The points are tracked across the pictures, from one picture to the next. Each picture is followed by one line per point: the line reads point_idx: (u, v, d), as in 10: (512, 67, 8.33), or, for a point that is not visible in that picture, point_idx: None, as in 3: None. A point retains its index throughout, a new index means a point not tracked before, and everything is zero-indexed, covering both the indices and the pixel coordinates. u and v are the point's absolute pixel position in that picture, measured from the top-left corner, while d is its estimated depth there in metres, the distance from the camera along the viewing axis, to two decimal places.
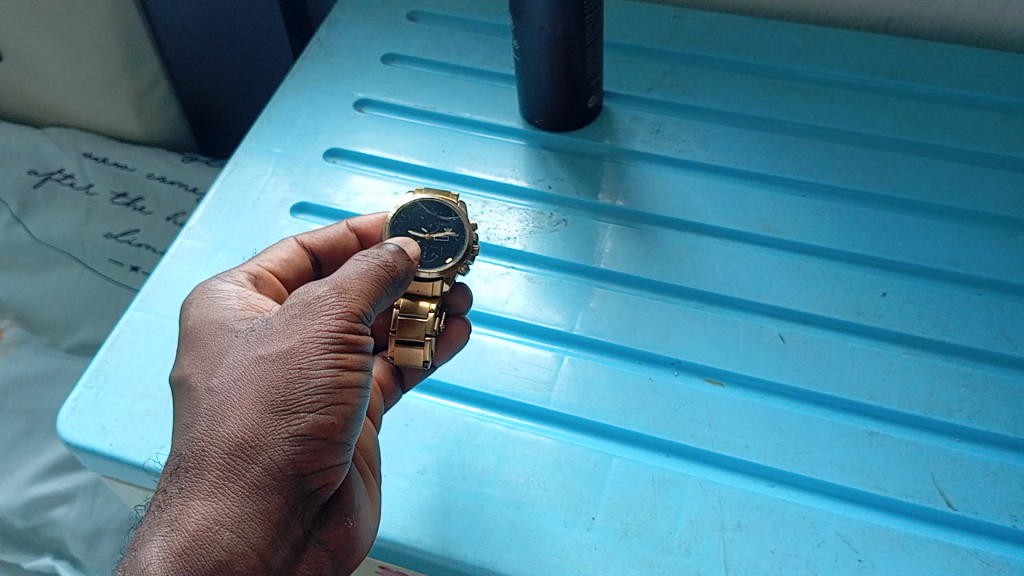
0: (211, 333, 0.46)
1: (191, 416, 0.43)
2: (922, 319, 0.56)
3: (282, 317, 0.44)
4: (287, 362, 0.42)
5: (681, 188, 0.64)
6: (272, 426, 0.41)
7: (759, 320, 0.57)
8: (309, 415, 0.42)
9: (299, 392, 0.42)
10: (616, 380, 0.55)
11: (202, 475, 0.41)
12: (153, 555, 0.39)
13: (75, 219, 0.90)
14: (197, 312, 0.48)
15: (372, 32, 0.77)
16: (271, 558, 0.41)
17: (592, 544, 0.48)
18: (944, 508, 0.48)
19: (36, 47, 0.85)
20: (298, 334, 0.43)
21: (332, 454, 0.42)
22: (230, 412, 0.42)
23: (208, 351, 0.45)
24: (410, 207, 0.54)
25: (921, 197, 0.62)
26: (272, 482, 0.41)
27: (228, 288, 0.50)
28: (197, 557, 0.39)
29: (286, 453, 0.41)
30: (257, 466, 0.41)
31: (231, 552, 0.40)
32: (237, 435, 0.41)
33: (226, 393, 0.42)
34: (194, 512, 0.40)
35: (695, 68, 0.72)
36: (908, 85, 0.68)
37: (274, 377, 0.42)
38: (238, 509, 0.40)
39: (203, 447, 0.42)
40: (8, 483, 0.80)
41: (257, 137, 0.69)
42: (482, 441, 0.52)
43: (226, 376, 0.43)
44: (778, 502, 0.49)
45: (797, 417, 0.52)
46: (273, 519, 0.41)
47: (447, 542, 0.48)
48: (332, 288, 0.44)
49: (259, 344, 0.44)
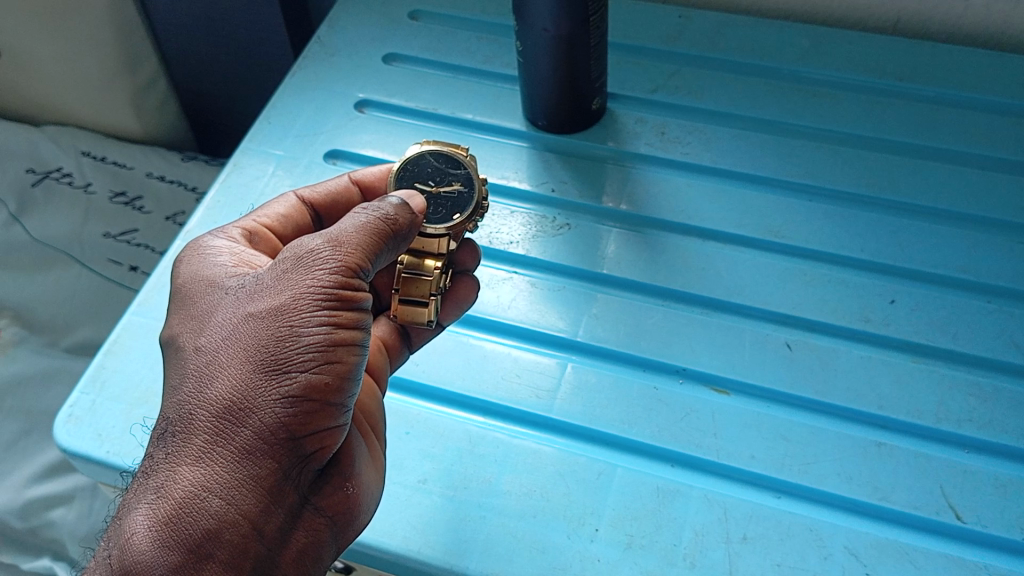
0: (202, 291, 0.45)
1: (178, 377, 0.42)
2: (930, 326, 0.55)
3: (274, 271, 0.43)
4: (279, 319, 0.41)
5: (686, 192, 0.63)
6: (262, 386, 0.40)
7: (765, 327, 0.56)
8: (301, 374, 0.40)
9: (290, 350, 0.41)
10: (620, 388, 0.54)
11: (189, 439, 0.40)
12: (139, 524, 0.38)
13: (74, 218, 0.90)
14: (188, 270, 0.47)
15: (374, 31, 0.76)
16: (265, 525, 0.40)
17: (596, 556, 0.47)
18: (953, 521, 0.48)
19: (34, 46, 0.84)
20: (290, 290, 0.42)
21: (326, 415, 0.41)
22: (218, 372, 0.41)
23: (198, 310, 0.44)
24: (416, 159, 0.54)
25: (930, 202, 0.61)
26: (263, 446, 0.40)
27: (220, 244, 0.49)
28: (184, 525, 0.38)
29: (277, 414, 0.40)
30: (247, 430, 0.40)
31: (220, 521, 0.39)
32: (225, 397, 0.40)
33: (214, 353, 0.41)
34: (181, 479, 0.39)
35: (700, 70, 0.71)
36: (916, 87, 0.67)
37: (265, 334, 0.41)
38: (227, 475, 0.39)
39: (190, 409, 0.40)
40: (7, 484, 0.79)
41: (256, 138, 0.68)
42: (484, 450, 0.52)
43: (214, 335, 0.42)
44: (784, 513, 0.48)
45: (804, 426, 0.52)
46: (265, 485, 0.40)
47: (448, 553, 0.47)
48: (327, 241, 0.43)
49: (249, 301, 0.43)
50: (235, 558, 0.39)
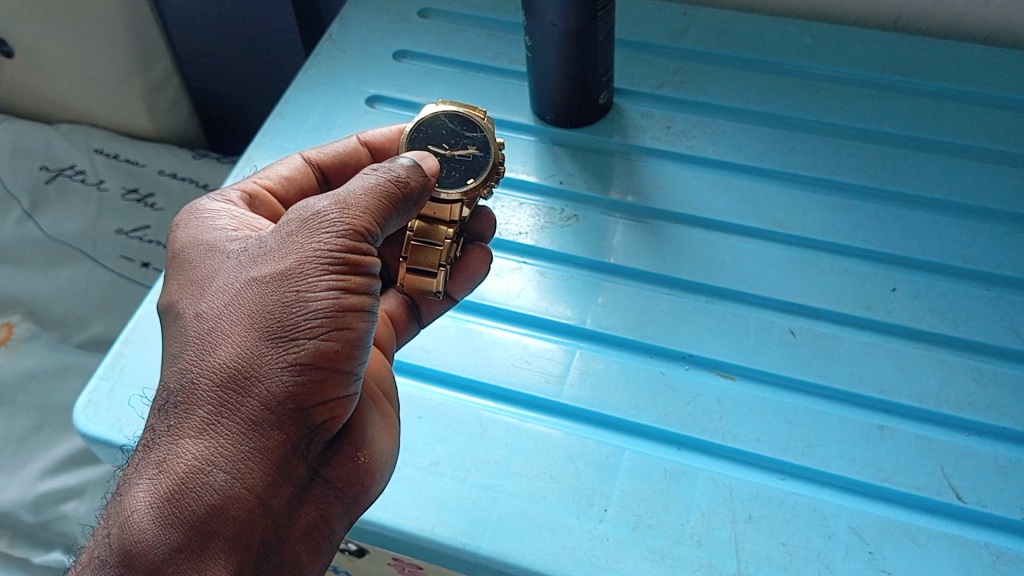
0: (202, 255, 0.46)
1: (179, 345, 0.43)
2: (933, 313, 0.56)
3: (278, 235, 0.44)
4: (284, 284, 0.42)
5: (692, 184, 0.65)
6: (268, 354, 0.41)
7: (770, 315, 0.57)
8: (308, 342, 0.41)
9: (297, 317, 0.41)
10: (626, 374, 0.55)
11: (192, 411, 0.41)
12: (139, 500, 0.39)
13: (86, 214, 0.91)
14: (186, 235, 0.48)
15: (384, 29, 0.77)
16: (271, 500, 0.41)
17: (605, 535, 0.48)
18: (954, 501, 0.49)
19: (50, 45, 0.86)
20: (295, 256, 0.43)
21: (334, 385, 0.42)
22: (221, 340, 0.42)
23: (199, 275, 0.45)
24: (431, 120, 0.55)
25: (932, 194, 0.62)
26: (269, 416, 0.41)
27: (218, 207, 0.50)
28: (186, 500, 0.39)
29: (283, 383, 0.41)
30: (252, 400, 0.41)
31: (224, 496, 0.40)
32: (228, 366, 0.41)
33: (216, 321, 0.42)
34: (183, 453, 0.40)
35: (706, 65, 0.72)
36: (917, 82, 0.69)
37: (270, 300, 0.42)
38: (232, 448, 0.40)
39: (192, 379, 0.41)
40: (19, 479, 0.81)
41: (269, 133, 0.70)
42: (495, 433, 0.53)
43: (216, 302, 0.43)
44: (789, 494, 0.49)
45: (808, 410, 0.53)
46: (271, 457, 0.41)
47: (460, 533, 0.48)
48: (333, 203, 0.44)
49: (252, 266, 0.43)
50: (239, 534, 0.40)
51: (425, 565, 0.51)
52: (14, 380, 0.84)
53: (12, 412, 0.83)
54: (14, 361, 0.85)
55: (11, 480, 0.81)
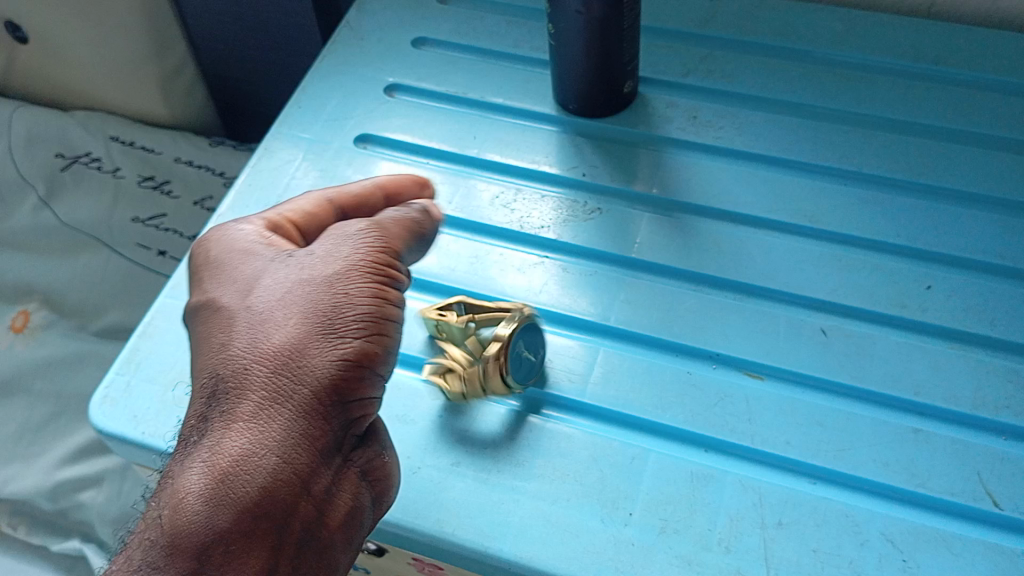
0: (241, 258, 0.45)
1: (227, 333, 0.42)
2: (968, 312, 0.55)
3: (322, 244, 0.44)
4: (331, 285, 0.42)
5: (719, 176, 0.63)
6: (317, 347, 0.41)
7: (800, 313, 0.56)
8: (354, 340, 0.41)
9: (345, 315, 0.42)
10: (652, 372, 0.54)
11: (244, 398, 0.41)
12: (193, 483, 0.40)
13: (102, 202, 0.91)
14: (220, 242, 0.47)
15: (403, 15, 0.76)
16: (314, 486, 0.41)
17: (631, 540, 0.47)
18: (991, 508, 0.47)
19: (65, 29, 0.85)
20: (342, 258, 0.43)
21: (374, 382, 0.43)
22: (273, 330, 0.42)
23: (243, 273, 0.45)
24: None
25: (967, 187, 0.60)
26: (318, 407, 0.41)
27: (245, 229, 0.47)
28: (237, 484, 0.40)
29: (332, 375, 0.41)
30: (303, 389, 0.41)
31: (274, 481, 0.40)
32: (280, 355, 0.41)
33: (267, 312, 0.42)
34: (236, 438, 0.40)
35: (732, 53, 0.70)
36: (951, 71, 0.67)
37: (319, 298, 0.42)
38: (283, 435, 0.41)
39: (244, 366, 0.41)
40: (38, 467, 0.82)
41: (286, 122, 0.68)
42: (517, 433, 0.52)
43: (266, 297, 0.43)
44: (820, 499, 0.48)
45: (839, 412, 0.51)
46: (318, 446, 0.41)
47: (483, 537, 0.47)
48: (370, 224, 0.45)
49: (300, 267, 0.43)
50: (284, 518, 0.40)
51: (445, 566, 0.50)
52: (30, 368, 0.85)
53: (30, 399, 0.84)
54: (32, 350, 0.86)
55: (29, 469, 0.82)
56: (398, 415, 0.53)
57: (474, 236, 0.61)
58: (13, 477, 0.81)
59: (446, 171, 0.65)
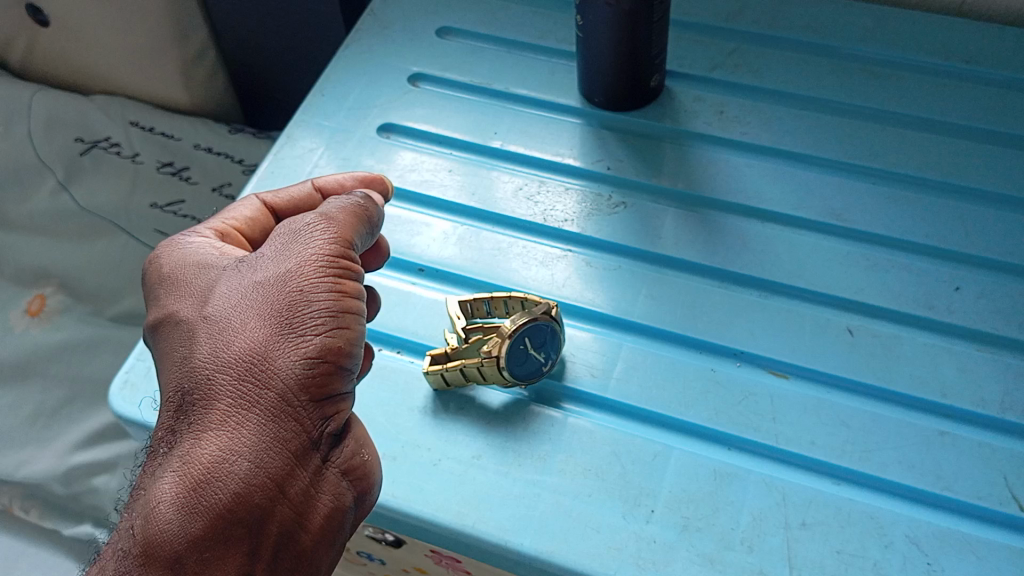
0: (195, 270, 0.46)
1: (188, 344, 0.43)
2: (997, 314, 0.54)
3: (273, 243, 0.45)
4: (287, 284, 0.43)
5: (745, 172, 0.62)
6: (279, 348, 0.42)
7: (826, 312, 0.55)
8: (314, 337, 0.42)
9: (304, 314, 0.42)
10: (675, 369, 0.53)
11: (211, 406, 0.42)
12: (165, 493, 0.41)
13: (120, 188, 0.91)
14: (172, 256, 0.47)
15: (429, 4, 0.75)
16: (291, 488, 0.42)
17: (652, 537, 0.47)
18: (1017, 512, 0.47)
19: (87, 12, 0.85)
20: (295, 258, 0.44)
21: (340, 379, 0.43)
22: (233, 336, 0.42)
23: (198, 285, 0.45)
24: None
25: (997, 189, 0.60)
26: (286, 409, 0.42)
27: (197, 240, 0.48)
28: (211, 491, 0.41)
29: (296, 374, 0.42)
30: (268, 392, 0.41)
31: (248, 485, 0.41)
32: (243, 360, 0.42)
33: (226, 319, 0.43)
34: (206, 446, 0.41)
35: (760, 48, 0.69)
36: (983, 71, 0.66)
37: (276, 299, 0.43)
38: (253, 439, 0.41)
39: (208, 375, 0.42)
40: (52, 450, 0.82)
41: (309, 110, 0.68)
42: (539, 427, 0.51)
43: (223, 304, 0.43)
44: (845, 501, 0.47)
45: (866, 413, 0.51)
46: (290, 447, 0.42)
47: (503, 530, 0.47)
48: (319, 217, 0.45)
49: (254, 271, 0.44)
50: (260, 522, 0.41)
51: (463, 559, 0.50)
52: (46, 352, 0.86)
53: (44, 383, 0.85)
54: (47, 333, 0.87)
55: (43, 452, 0.82)
56: (418, 406, 0.52)
57: (496, 227, 0.61)
58: (26, 461, 0.81)
59: (468, 162, 0.65)
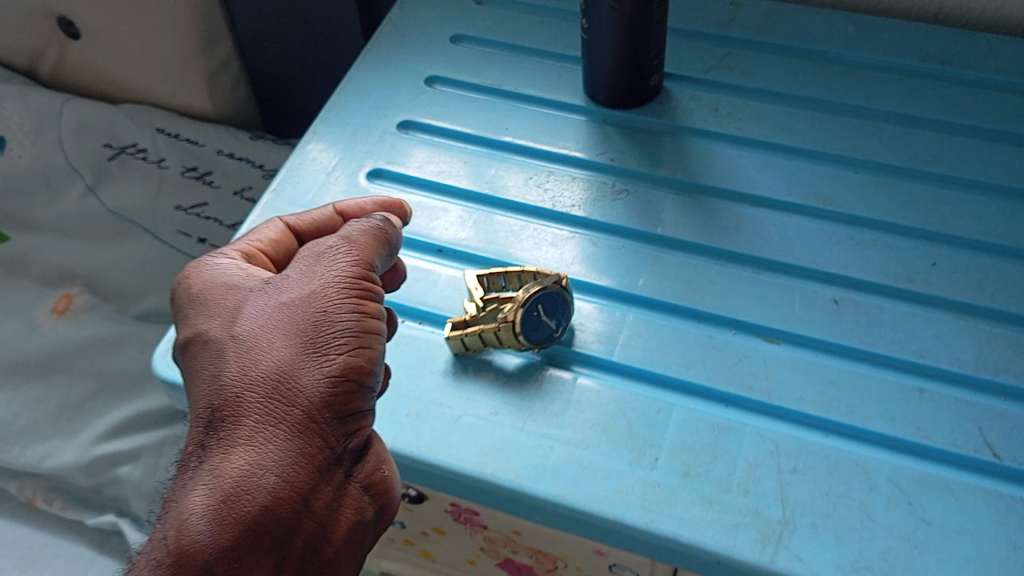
0: (224, 292, 0.50)
1: (218, 363, 0.47)
2: (971, 285, 0.59)
3: (298, 268, 0.49)
4: (312, 307, 0.47)
5: (739, 163, 0.67)
6: (305, 367, 0.45)
7: (814, 285, 0.60)
8: (338, 356, 0.46)
9: (329, 335, 0.46)
10: (676, 336, 0.58)
11: (240, 421, 0.45)
12: (197, 505, 0.44)
13: (146, 191, 0.96)
14: (201, 279, 0.51)
15: (443, 14, 0.81)
16: (314, 500, 0.46)
17: (656, 482, 0.51)
18: (990, 458, 0.51)
19: (119, 26, 0.90)
20: (319, 281, 0.47)
21: (362, 397, 0.47)
22: (261, 356, 0.46)
23: (227, 307, 0.49)
24: None
25: (970, 175, 0.65)
26: (310, 425, 0.45)
27: (224, 262, 0.52)
28: (241, 503, 0.44)
29: (321, 392, 0.45)
30: (295, 409, 0.45)
31: (274, 497, 0.44)
32: (271, 378, 0.45)
33: (254, 339, 0.47)
34: (236, 461, 0.45)
35: (752, 52, 0.75)
36: (957, 71, 0.71)
37: (303, 321, 0.46)
38: (280, 454, 0.45)
39: (238, 393, 0.46)
40: (77, 442, 0.86)
41: (334, 109, 0.73)
42: (551, 387, 0.56)
43: (252, 325, 0.47)
44: (833, 449, 0.52)
45: (851, 373, 0.55)
46: (314, 462, 0.46)
47: (519, 477, 0.51)
48: (342, 241, 0.49)
49: (281, 295, 0.48)
50: (286, 532, 0.45)
51: (481, 510, 0.54)
52: (73, 347, 0.90)
53: (69, 378, 0.89)
54: (74, 331, 0.91)
55: (69, 445, 0.86)
56: (440, 370, 0.57)
57: (508, 214, 0.66)
58: (50, 452, 0.85)
59: (481, 155, 0.69)
